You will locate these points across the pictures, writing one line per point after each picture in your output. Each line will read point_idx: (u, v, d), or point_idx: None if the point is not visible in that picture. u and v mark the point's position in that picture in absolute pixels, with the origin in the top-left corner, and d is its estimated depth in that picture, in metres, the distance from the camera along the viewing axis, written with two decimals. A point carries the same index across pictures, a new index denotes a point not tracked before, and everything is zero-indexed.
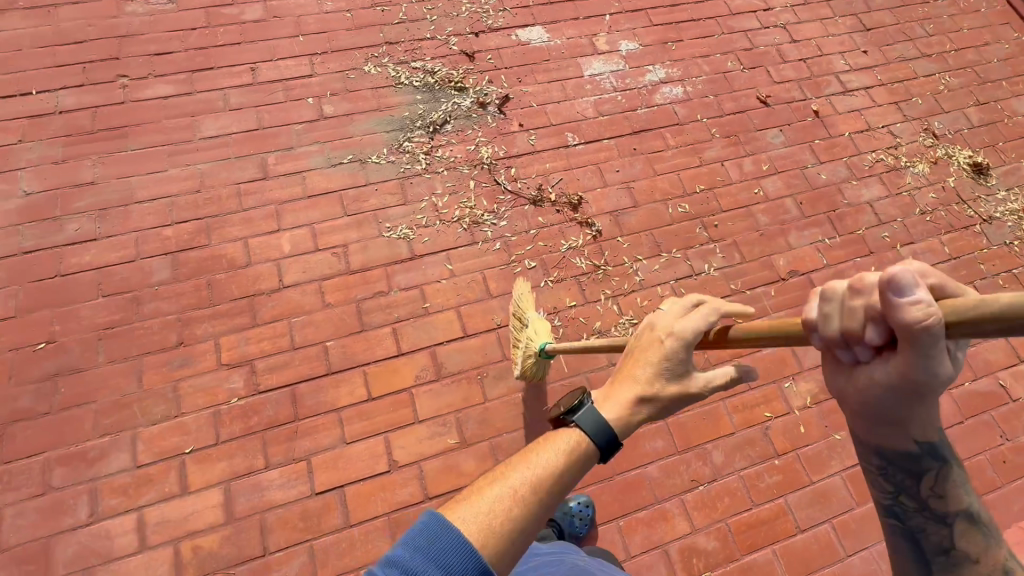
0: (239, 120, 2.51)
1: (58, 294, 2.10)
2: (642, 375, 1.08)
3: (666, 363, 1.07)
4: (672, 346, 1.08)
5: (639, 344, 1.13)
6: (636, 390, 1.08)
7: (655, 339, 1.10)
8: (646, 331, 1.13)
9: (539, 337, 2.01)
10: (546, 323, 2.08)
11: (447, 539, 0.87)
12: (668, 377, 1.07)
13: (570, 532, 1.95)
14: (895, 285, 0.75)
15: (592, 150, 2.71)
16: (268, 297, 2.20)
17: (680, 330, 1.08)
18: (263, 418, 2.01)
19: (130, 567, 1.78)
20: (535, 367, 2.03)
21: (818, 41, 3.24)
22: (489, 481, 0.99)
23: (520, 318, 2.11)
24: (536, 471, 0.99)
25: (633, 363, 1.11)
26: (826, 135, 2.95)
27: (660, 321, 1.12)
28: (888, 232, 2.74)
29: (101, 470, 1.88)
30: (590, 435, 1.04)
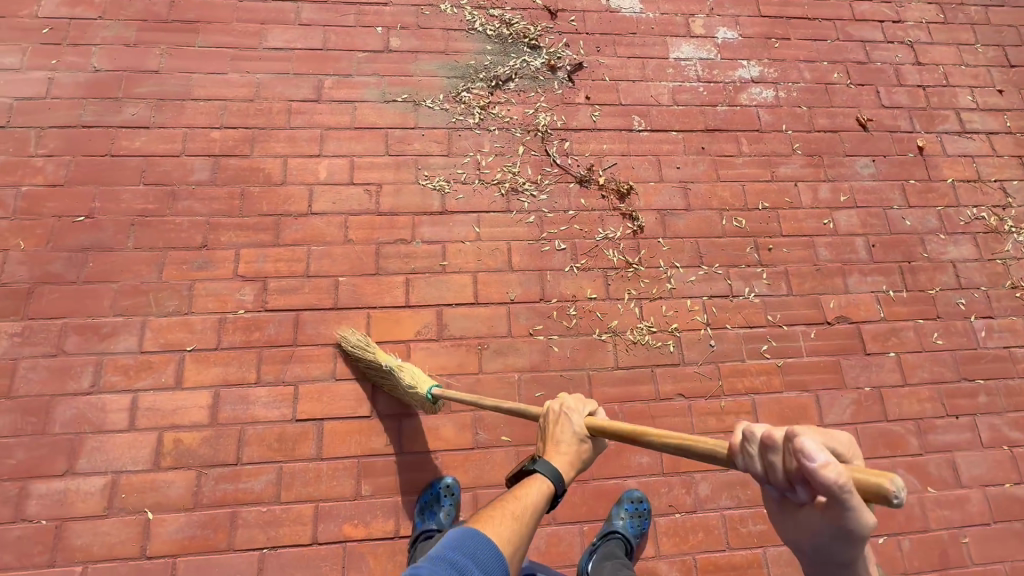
0: (306, 36, 2.47)
1: (105, 172, 2.18)
2: (565, 446, 1.37)
3: (578, 429, 1.40)
4: (576, 416, 1.42)
5: (552, 423, 1.43)
6: (567, 453, 1.36)
7: (560, 416, 1.42)
8: (551, 410, 1.45)
9: (421, 384, 1.85)
10: (411, 365, 1.91)
11: (477, 545, 1.11)
12: (584, 437, 1.39)
13: (636, 534, 1.91)
14: (797, 444, 0.86)
15: (656, 140, 2.51)
16: (294, 220, 2.20)
17: (573, 406, 1.43)
18: (264, 335, 2.05)
19: (117, 443, 1.89)
20: (429, 407, 1.89)
21: (947, 69, 2.84)
22: (492, 507, 1.25)
23: (380, 368, 1.93)
24: (526, 500, 1.26)
25: (554, 437, 1.39)
26: (924, 176, 2.62)
27: (554, 402, 1.46)
28: (964, 299, 2.43)
29: (109, 347, 1.98)
30: (552, 479, 1.30)
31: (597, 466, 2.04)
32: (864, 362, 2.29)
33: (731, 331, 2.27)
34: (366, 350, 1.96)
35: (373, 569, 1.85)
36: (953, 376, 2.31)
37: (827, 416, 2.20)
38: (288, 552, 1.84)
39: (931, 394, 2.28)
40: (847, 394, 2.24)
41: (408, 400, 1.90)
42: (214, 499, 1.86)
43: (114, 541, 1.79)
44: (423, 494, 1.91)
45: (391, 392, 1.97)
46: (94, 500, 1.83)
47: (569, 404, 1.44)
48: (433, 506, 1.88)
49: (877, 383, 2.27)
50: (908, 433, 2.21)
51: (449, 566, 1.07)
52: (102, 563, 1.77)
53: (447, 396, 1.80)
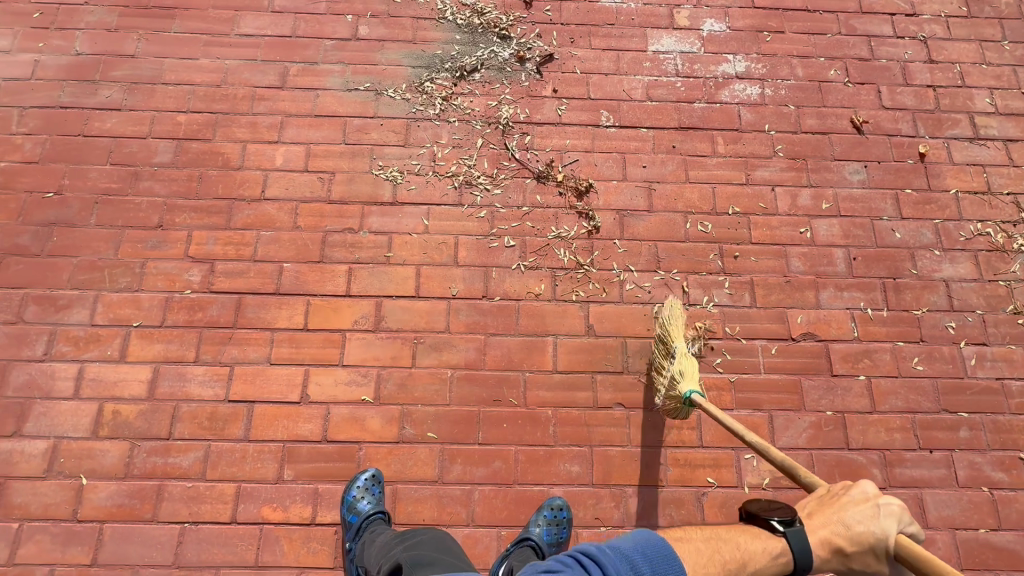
0: (277, 24, 2.50)
1: (76, 151, 2.28)
2: (842, 531, 1.27)
3: (876, 533, 1.24)
4: (887, 521, 1.25)
5: (845, 501, 1.32)
6: (833, 536, 1.27)
7: (863, 504, 1.29)
8: (858, 492, 1.32)
9: (686, 380, 1.85)
10: (694, 361, 1.91)
11: (664, 560, 1.14)
12: (872, 546, 1.24)
13: (551, 542, 1.83)
14: None
15: (624, 137, 2.40)
16: (247, 204, 2.24)
17: (890, 511, 1.26)
18: (206, 316, 2.10)
19: (61, 410, 1.98)
20: (676, 407, 1.91)
21: (964, 68, 2.57)
22: (706, 541, 1.24)
23: (665, 345, 1.98)
24: (747, 557, 1.22)
25: (838, 515, 1.29)
26: (923, 186, 2.38)
27: (871, 489, 1.32)
28: (955, 323, 2.20)
29: (63, 318, 2.08)
30: (795, 555, 1.22)
31: (523, 471, 1.98)
32: (829, 384, 2.11)
33: (683, 341, 2.15)
34: (665, 324, 2.00)
35: (287, 553, 1.87)
36: (931, 407, 2.10)
37: (781, 439, 2.05)
38: (207, 528, 1.88)
39: (903, 424, 2.08)
40: (806, 416, 2.08)
41: (664, 387, 1.94)
42: (143, 471, 1.93)
43: (49, 502, 1.89)
44: (348, 492, 1.87)
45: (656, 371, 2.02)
46: (35, 462, 1.93)
47: (887, 505, 1.28)
48: (361, 498, 1.85)
49: (842, 407, 2.09)
50: (871, 464, 2.03)
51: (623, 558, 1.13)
52: (37, 522, 1.87)
53: (706, 408, 1.78)
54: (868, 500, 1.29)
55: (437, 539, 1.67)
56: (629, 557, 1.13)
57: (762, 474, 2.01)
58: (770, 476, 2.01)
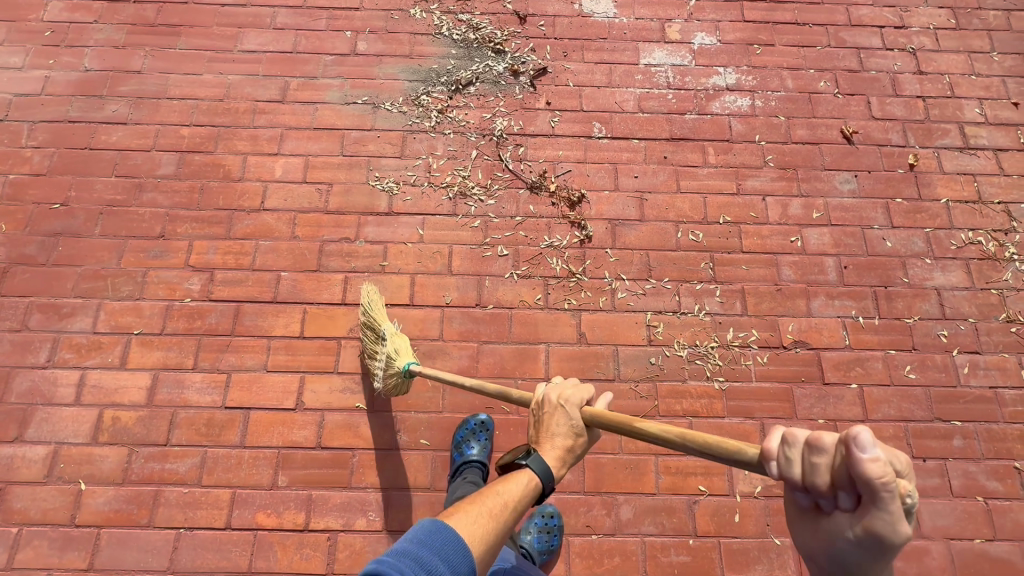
0: (278, 40, 2.58)
1: (82, 164, 2.35)
2: (560, 440, 1.35)
3: (576, 422, 1.37)
4: (574, 409, 1.37)
5: (546, 415, 1.38)
6: (562, 448, 1.34)
7: (556, 408, 1.38)
8: (547, 401, 1.39)
9: (402, 355, 1.88)
10: (406, 337, 1.96)
11: (444, 541, 1.10)
12: (581, 431, 1.37)
13: (544, 550, 1.88)
14: (817, 446, 0.90)
15: (616, 148, 2.44)
16: (246, 215, 2.29)
17: (570, 398, 1.38)
18: (205, 324, 2.14)
19: (62, 416, 2.02)
20: (397, 385, 1.90)
21: (954, 78, 2.60)
22: (468, 502, 1.23)
23: (373, 329, 1.97)
24: (506, 497, 1.24)
25: (548, 429, 1.36)
26: (914, 195, 2.40)
27: (551, 391, 1.41)
28: (947, 331, 2.21)
29: (66, 326, 2.13)
30: (541, 477, 1.28)
31: None
32: (821, 392, 2.12)
33: (674, 349, 2.16)
34: (370, 308, 1.98)
35: (280, 559, 1.89)
36: (924, 415, 2.10)
37: None
38: (203, 533, 1.90)
39: (895, 432, 2.07)
40: (797, 424, 2.08)
41: (381, 369, 1.91)
42: (141, 477, 1.96)
43: (49, 507, 1.92)
44: (459, 431, 1.99)
45: (370, 358, 1.98)
46: (35, 468, 1.96)
47: (568, 395, 1.39)
48: (467, 440, 1.96)
49: (833, 415, 2.09)
50: None
51: (414, 564, 1.05)
52: (36, 526, 1.90)
53: (424, 374, 1.84)
54: (554, 405, 1.38)
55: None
56: (410, 554, 1.07)
57: (754, 482, 2.01)
58: (762, 484, 2.00)
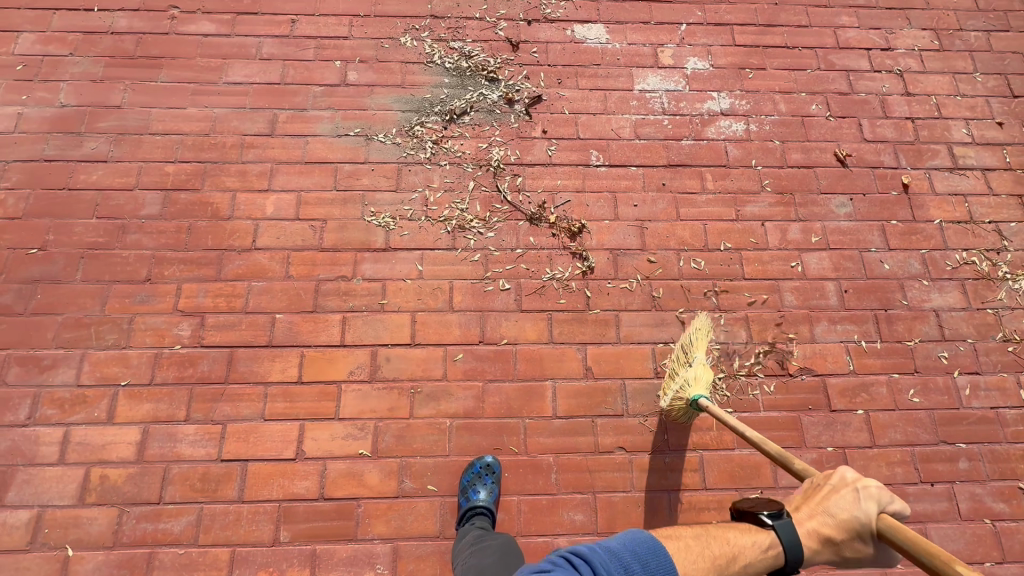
0: (265, 71, 2.51)
1: (60, 205, 2.24)
2: (828, 523, 1.32)
3: (861, 516, 1.31)
4: (868, 503, 1.32)
5: (829, 488, 1.37)
6: (824, 528, 1.31)
7: (845, 489, 1.35)
8: (840, 478, 1.38)
9: (696, 386, 1.94)
10: (711, 373, 2.00)
11: (654, 557, 1.18)
12: (858, 530, 1.30)
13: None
14: None
15: (614, 176, 2.42)
16: (237, 255, 2.21)
17: (869, 492, 1.33)
18: (196, 372, 2.05)
19: (45, 476, 1.91)
20: (683, 412, 1.97)
21: (940, 99, 2.65)
22: (693, 538, 1.28)
23: (684, 353, 2.04)
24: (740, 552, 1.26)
25: (825, 504, 1.35)
26: (908, 216, 2.43)
27: (851, 474, 1.38)
28: (947, 352, 2.23)
29: (48, 379, 2.01)
30: (787, 547, 1.27)
31: (527, 521, 1.95)
32: (828, 420, 2.12)
33: None
34: (699, 337, 2.04)
35: None
36: (930, 439, 2.11)
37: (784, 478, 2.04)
38: None
39: (903, 457, 2.08)
40: (807, 453, 2.07)
41: (672, 390, 1.98)
42: (133, 539, 1.86)
43: None
44: (464, 475, 1.93)
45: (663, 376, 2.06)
46: (18, 534, 1.85)
47: (869, 488, 1.35)
48: (474, 484, 1.89)
49: (842, 442, 2.09)
50: None
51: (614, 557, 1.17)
52: None
53: (712, 413, 1.86)
54: (845, 484, 1.36)
55: (505, 548, 1.73)
56: (615, 553, 1.19)
57: None
58: None
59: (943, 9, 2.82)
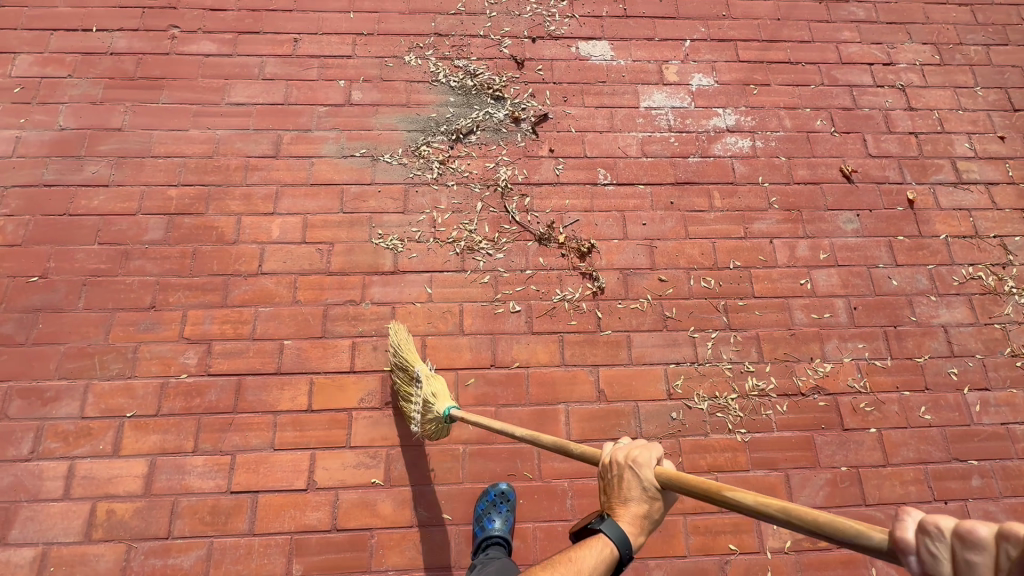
0: (268, 91, 2.48)
1: (61, 231, 2.20)
2: (634, 508, 1.31)
3: (647, 486, 1.32)
4: (644, 472, 1.33)
5: (615, 479, 1.36)
6: (636, 514, 1.31)
7: (624, 469, 1.35)
8: (614, 462, 1.38)
9: (441, 400, 1.85)
10: (442, 380, 1.92)
11: None
12: (655, 496, 1.32)
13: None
14: None
15: (622, 195, 2.41)
16: (243, 280, 2.18)
17: (640, 459, 1.34)
18: (204, 402, 2.01)
19: (50, 512, 1.86)
20: (435, 429, 1.87)
21: (942, 114, 2.66)
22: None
23: (405, 370, 1.94)
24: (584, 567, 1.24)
25: (621, 493, 1.33)
26: (915, 232, 2.44)
27: (619, 451, 1.39)
28: (957, 369, 2.24)
29: (51, 412, 1.97)
30: (616, 546, 1.27)
31: (543, 548, 1.92)
32: (841, 439, 2.11)
33: (695, 402, 2.13)
34: (402, 349, 1.97)
35: None
36: (942, 456, 2.11)
37: (798, 499, 2.03)
38: None
39: (916, 475, 2.08)
40: (821, 473, 2.07)
41: (418, 414, 1.88)
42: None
43: None
44: (479, 503, 1.91)
45: (403, 400, 1.94)
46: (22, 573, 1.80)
47: (636, 455, 1.36)
48: (489, 512, 1.87)
49: (855, 461, 2.09)
50: (889, 518, 2.03)
51: None
52: None
53: (466, 420, 1.80)
54: (620, 465, 1.36)
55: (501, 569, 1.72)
56: None
57: (784, 536, 1.99)
58: (791, 538, 1.98)
59: (942, 24, 2.85)
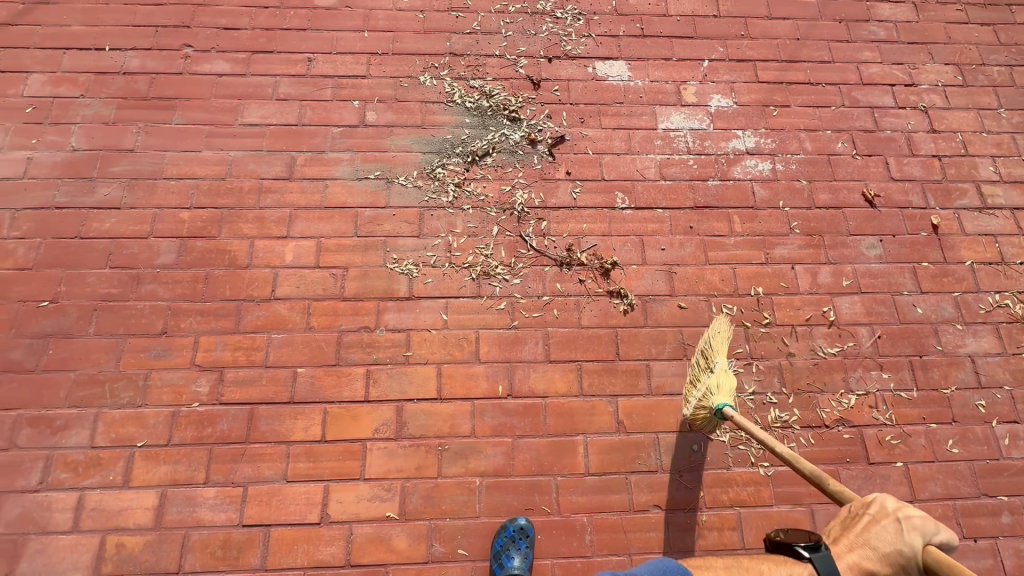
0: (282, 112, 2.45)
1: (72, 255, 2.17)
2: (869, 556, 1.47)
3: (905, 549, 1.45)
4: (911, 535, 1.46)
5: (868, 519, 1.53)
6: (867, 559, 1.47)
7: (887, 520, 1.49)
8: (880, 509, 1.52)
9: (721, 393, 1.91)
10: (733, 377, 1.98)
11: None
12: (904, 561, 1.44)
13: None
14: None
15: (641, 219, 2.37)
16: (256, 306, 2.14)
17: (913, 524, 1.47)
18: (216, 431, 1.97)
19: (59, 546, 1.82)
20: (706, 421, 1.95)
21: (966, 136, 2.62)
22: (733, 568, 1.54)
23: (705, 358, 2.01)
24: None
25: (868, 536, 1.50)
26: (939, 258, 2.39)
27: (893, 504, 1.53)
28: (985, 400, 2.18)
29: (60, 441, 1.93)
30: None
31: None
32: (867, 473, 2.06)
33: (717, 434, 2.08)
34: (714, 340, 2.02)
35: None
36: (971, 492, 2.06)
37: None
38: None
39: (945, 511, 2.02)
40: None
41: (693, 397, 1.95)
42: None
43: None
44: (497, 538, 1.86)
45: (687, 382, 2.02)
46: None
47: (912, 518, 1.48)
48: (507, 548, 1.82)
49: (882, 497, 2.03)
50: None
51: None
52: None
53: (738, 421, 1.85)
54: (883, 513, 1.51)
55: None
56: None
57: None
58: None
59: (965, 44, 2.80)
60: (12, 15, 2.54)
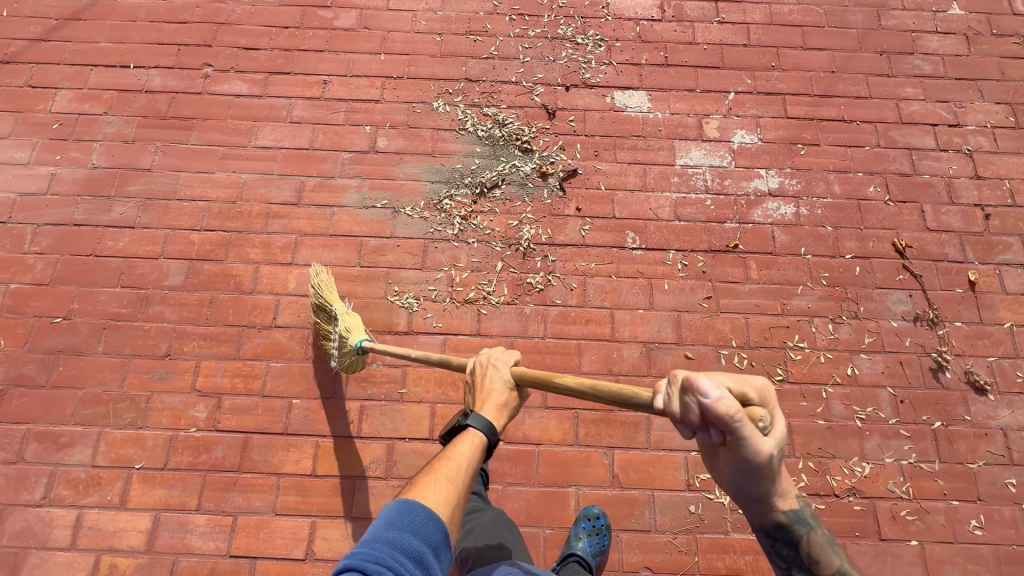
0: (295, 135, 2.45)
1: (87, 272, 2.23)
2: (497, 396, 1.46)
3: (507, 380, 1.49)
4: (502, 369, 1.50)
5: (479, 376, 1.51)
6: (498, 401, 1.45)
7: (487, 368, 1.51)
8: (480, 363, 1.52)
9: (354, 333, 1.94)
10: (357, 315, 2.01)
11: (413, 517, 1.18)
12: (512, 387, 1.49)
13: (596, 553, 1.82)
14: None
15: (651, 260, 2.28)
16: (257, 333, 2.16)
17: (499, 357, 1.52)
18: (210, 458, 2.00)
19: (56, 561, 1.88)
20: (352, 362, 1.96)
21: (1014, 183, 2.42)
22: (427, 475, 1.29)
23: (324, 308, 2.00)
24: (458, 462, 1.33)
25: (485, 388, 1.47)
26: (975, 317, 2.22)
27: (483, 354, 1.55)
28: (1015, 479, 2.02)
29: (64, 458, 1.99)
30: (483, 433, 1.37)
31: None
32: (877, 550, 1.93)
33: (717, 496, 1.98)
34: (324, 289, 2.02)
35: None
36: None
37: None
38: None
39: None
40: None
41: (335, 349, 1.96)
42: None
43: None
44: None
45: (324, 338, 2.02)
46: None
47: (495, 356, 1.53)
48: None
49: None
50: None
51: (385, 543, 1.12)
52: None
53: (376, 349, 1.88)
54: (486, 365, 1.51)
55: (493, 523, 1.73)
56: (382, 538, 1.13)
57: None
58: None
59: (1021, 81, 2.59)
60: (44, 31, 2.61)
